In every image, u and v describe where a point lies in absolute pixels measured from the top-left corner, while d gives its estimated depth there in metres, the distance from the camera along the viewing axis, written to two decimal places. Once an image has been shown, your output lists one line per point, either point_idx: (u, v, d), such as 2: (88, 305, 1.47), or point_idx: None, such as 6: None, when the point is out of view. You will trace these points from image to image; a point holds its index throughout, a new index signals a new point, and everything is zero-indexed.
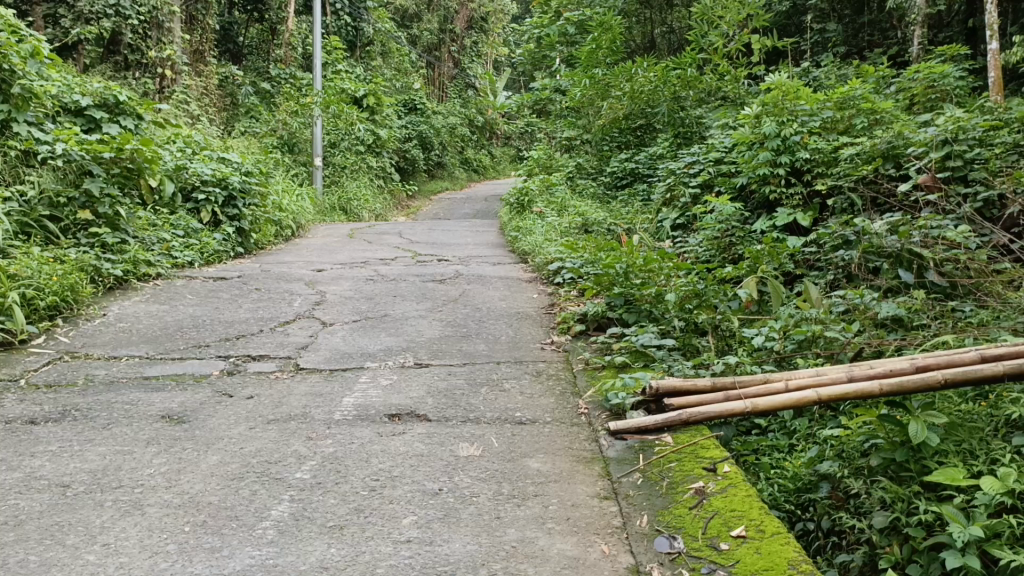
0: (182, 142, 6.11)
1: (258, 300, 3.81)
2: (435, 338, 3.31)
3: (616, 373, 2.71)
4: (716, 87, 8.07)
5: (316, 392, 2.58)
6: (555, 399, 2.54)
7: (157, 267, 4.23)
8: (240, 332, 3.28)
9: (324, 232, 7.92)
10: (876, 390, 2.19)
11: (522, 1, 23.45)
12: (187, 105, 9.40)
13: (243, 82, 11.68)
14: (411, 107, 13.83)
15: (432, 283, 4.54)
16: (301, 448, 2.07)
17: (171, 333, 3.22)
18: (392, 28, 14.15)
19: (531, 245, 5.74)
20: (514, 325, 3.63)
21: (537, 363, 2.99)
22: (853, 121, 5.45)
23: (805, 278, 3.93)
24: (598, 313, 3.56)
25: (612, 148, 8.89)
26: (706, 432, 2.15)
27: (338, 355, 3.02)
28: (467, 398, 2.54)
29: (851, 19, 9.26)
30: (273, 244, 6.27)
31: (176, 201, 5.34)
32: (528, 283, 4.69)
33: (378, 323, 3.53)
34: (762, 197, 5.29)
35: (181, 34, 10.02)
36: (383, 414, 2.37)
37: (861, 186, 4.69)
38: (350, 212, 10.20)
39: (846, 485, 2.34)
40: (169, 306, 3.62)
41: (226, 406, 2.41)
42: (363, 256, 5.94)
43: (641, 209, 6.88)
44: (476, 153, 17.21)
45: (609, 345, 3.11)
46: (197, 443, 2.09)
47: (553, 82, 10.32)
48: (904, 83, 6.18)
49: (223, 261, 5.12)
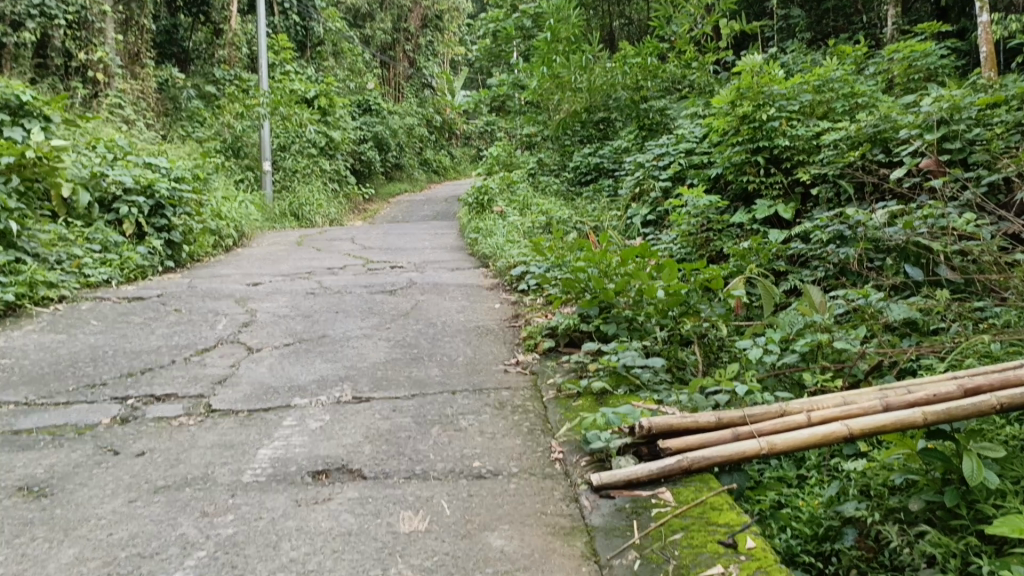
0: (104, 147, 5.56)
1: (176, 324, 3.29)
2: (381, 362, 2.83)
3: (595, 404, 2.25)
4: (681, 76, 7.78)
5: (224, 444, 2.07)
6: (521, 441, 2.07)
7: (62, 288, 3.69)
8: (148, 365, 2.76)
9: (270, 241, 7.37)
10: (921, 421, 1.76)
11: (477, 3, 23.32)
12: (120, 110, 8.77)
13: (184, 84, 11.02)
14: (365, 108, 13.29)
15: (382, 295, 4.05)
16: (190, 530, 1.58)
17: (61, 370, 2.69)
18: (343, 27, 13.57)
19: (492, 247, 5.29)
20: (472, 342, 3.15)
21: (500, 391, 2.51)
22: (832, 104, 5.04)
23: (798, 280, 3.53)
24: (569, 326, 3.07)
25: (575, 143, 8.49)
26: (714, 484, 1.69)
27: (260, 391, 2.51)
28: (414, 444, 2.06)
29: (815, 5, 8.92)
30: (210, 256, 5.72)
31: (92, 212, 4.82)
32: (489, 291, 4.22)
33: (314, 346, 3.04)
34: (739, 188, 4.90)
35: (114, 35, 9.36)
36: (306, 472, 1.88)
37: (848, 173, 4.30)
38: (302, 217, 9.65)
39: (877, 532, 1.90)
40: (67, 335, 3.09)
41: (107, 470, 1.91)
42: (309, 265, 5.44)
43: (609, 204, 6.45)
44: (435, 154, 16.67)
45: (584, 365, 2.65)
46: (52, 530, 1.59)
47: (510, 76, 9.84)
48: (881, 66, 5.81)
49: (147, 277, 4.57)
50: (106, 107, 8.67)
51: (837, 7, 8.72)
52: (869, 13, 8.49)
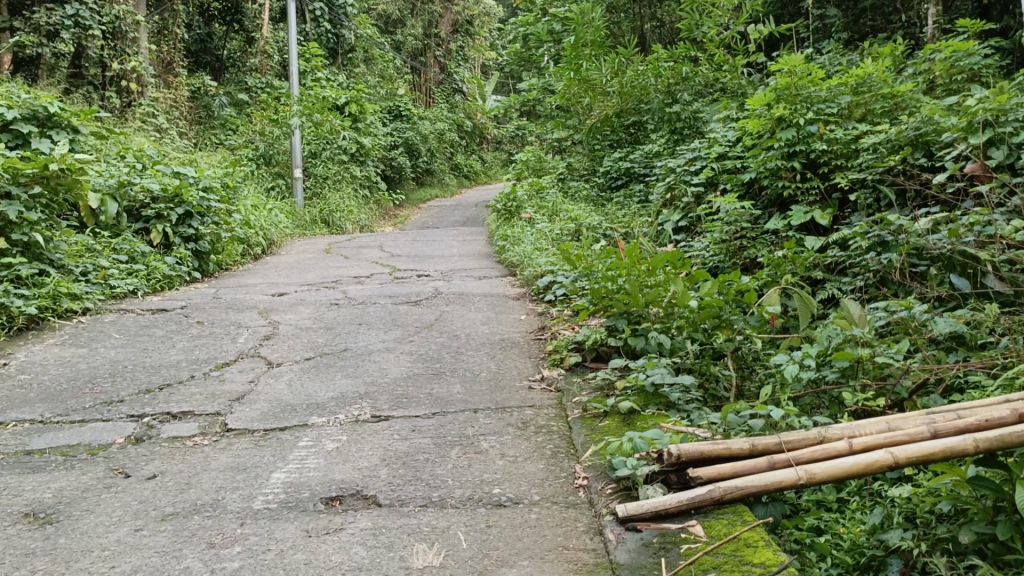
0: (132, 157, 5.58)
1: (197, 337, 3.24)
2: (402, 377, 2.75)
3: (621, 427, 2.15)
4: (713, 79, 7.54)
5: (236, 467, 2.01)
6: (544, 465, 1.98)
7: (85, 300, 3.67)
8: (166, 381, 2.71)
9: (299, 248, 7.36)
10: (973, 449, 1.63)
11: (508, 7, 23.29)
12: (152, 119, 8.83)
13: (217, 92, 11.09)
14: (396, 114, 13.28)
15: (406, 306, 3.98)
16: (195, 563, 1.51)
17: (79, 386, 2.65)
18: (374, 34, 13.58)
19: (520, 255, 5.21)
20: (496, 356, 3.06)
21: (523, 409, 2.42)
22: (872, 105, 4.87)
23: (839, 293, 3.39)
24: (596, 340, 2.97)
25: (604, 147, 8.31)
26: (748, 517, 1.59)
27: (278, 408, 2.45)
28: (432, 467, 1.97)
29: (851, 4, 8.69)
30: (238, 265, 5.71)
31: (120, 223, 4.82)
32: (515, 301, 4.13)
33: (334, 360, 2.97)
34: (774, 194, 4.76)
35: (148, 44, 9.42)
36: (320, 498, 1.80)
37: (888, 179, 4.14)
38: (332, 224, 9.66)
39: (923, 564, 1.78)
40: (87, 349, 3.06)
41: (115, 496, 1.85)
42: (336, 274, 5.41)
43: (639, 210, 6.33)
44: (467, 159, 16.63)
45: (611, 382, 2.55)
46: (54, 562, 1.53)
47: (540, 80, 9.72)
48: (921, 66, 5.62)
49: (173, 288, 4.56)
50: (139, 116, 8.74)
51: (875, 6, 8.48)
52: (907, 12, 8.21)
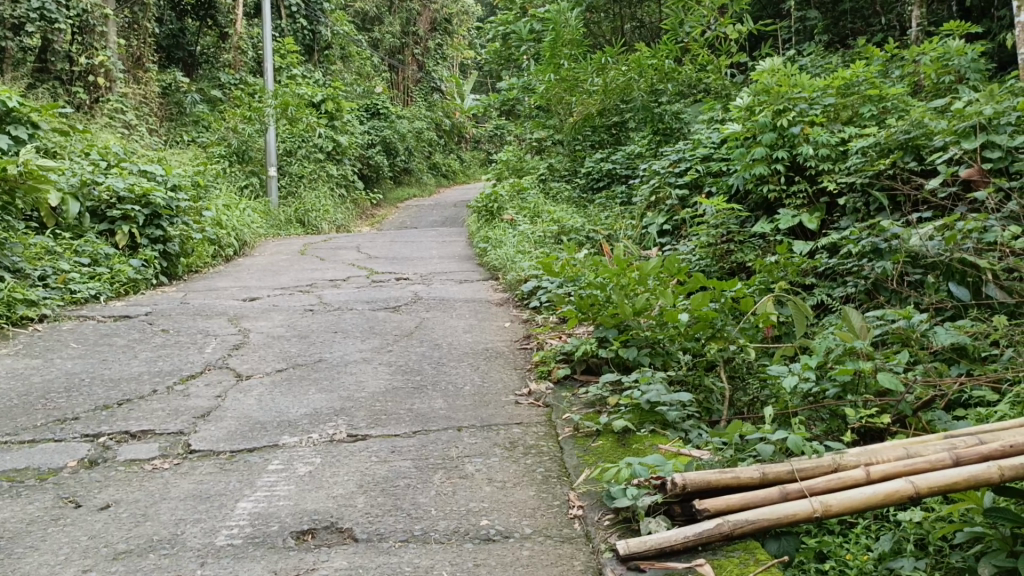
0: (98, 155, 5.35)
1: (161, 347, 3.06)
2: (380, 391, 2.59)
3: (617, 450, 2.01)
4: (696, 79, 7.47)
5: (199, 495, 1.84)
6: (534, 492, 1.83)
7: (43, 307, 3.47)
8: (126, 396, 2.53)
9: (274, 249, 7.15)
10: (998, 476, 1.49)
11: (487, 5, 23.10)
12: (121, 116, 8.57)
13: (190, 89, 10.83)
14: (373, 112, 13.06)
15: (385, 312, 3.81)
16: None
17: (30, 401, 2.47)
18: (351, 31, 13.33)
19: (501, 258, 5.07)
20: (480, 367, 2.91)
21: (510, 428, 2.26)
22: (859, 109, 4.68)
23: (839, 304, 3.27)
24: (586, 352, 2.83)
25: (585, 147, 8.20)
26: (763, 557, 1.45)
27: (246, 427, 2.27)
28: (413, 496, 1.82)
29: (831, 7, 8.59)
30: (208, 267, 5.51)
31: (83, 223, 4.61)
32: (498, 307, 3.98)
33: (308, 372, 2.80)
34: (760, 197, 4.64)
35: (116, 39, 9.13)
36: (290, 532, 1.64)
37: (878, 183, 4.02)
38: (308, 224, 9.45)
39: None
40: (43, 361, 2.87)
41: (63, 530, 1.68)
42: (310, 276, 5.22)
43: (622, 212, 6.20)
44: (445, 158, 16.45)
45: (603, 397, 2.40)
46: None
47: (520, 79, 9.54)
48: (907, 69, 5.51)
49: (138, 292, 4.36)
50: (107, 112, 8.48)
51: (855, 8, 8.38)
52: (889, 14, 8.13)
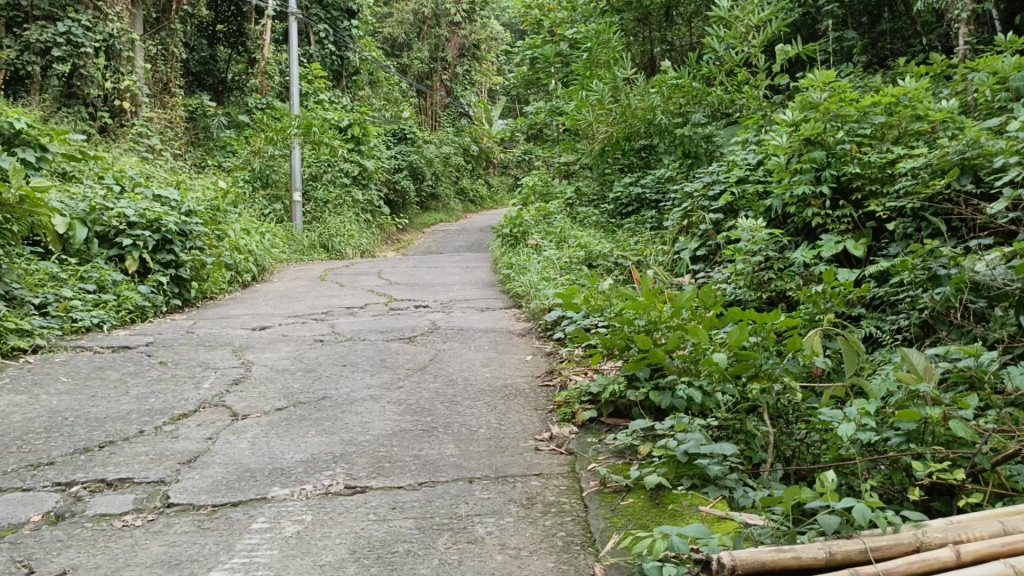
0: (114, 178, 5.25)
1: (156, 383, 2.84)
2: (388, 435, 2.35)
3: (650, 512, 1.75)
4: (729, 101, 7.17)
5: (168, 561, 1.60)
6: (554, 562, 1.58)
7: (38, 337, 3.30)
8: (110, 438, 2.31)
9: (293, 274, 6.98)
10: None
11: (516, 31, 23.09)
12: (145, 140, 8.48)
13: (216, 113, 10.78)
14: (400, 137, 12.94)
15: (400, 343, 3.59)
16: None
17: (7, 443, 2.26)
18: (380, 56, 13.25)
19: (525, 285, 4.84)
20: (497, 407, 2.66)
21: (528, 480, 2.01)
22: (908, 128, 4.38)
23: (895, 345, 2.99)
24: (614, 393, 2.56)
25: (614, 171, 8.00)
26: None
27: (234, 476, 2.04)
28: (413, 565, 1.57)
29: (869, 28, 8.33)
30: (224, 292, 5.32)
31: (91, 249, 4.46)
32: (520, 337, 3.74)
33: (311, 411, 2.57)
34: (801, 222, 4.36)
35: (143, 63, 9.05)
36: None
37: (932, 207, 3.74)
38: (331, 249, 9.29)
39: None
40: (27, 396, 2.67)
41: None
42: (327, 304, 5.03)
43: (653, 237, 5.96)
44: (472, 183, 16.30)
45: (633, 446, 2.14)
46: None
47: (548, 103, 9.28)
48: (958, 88, 5.20)
49: (145, 319, 4.18)
50: (131, 137, 8.39)
51: (894, 29, 8.09)
52: (930, 34, 7.81)
